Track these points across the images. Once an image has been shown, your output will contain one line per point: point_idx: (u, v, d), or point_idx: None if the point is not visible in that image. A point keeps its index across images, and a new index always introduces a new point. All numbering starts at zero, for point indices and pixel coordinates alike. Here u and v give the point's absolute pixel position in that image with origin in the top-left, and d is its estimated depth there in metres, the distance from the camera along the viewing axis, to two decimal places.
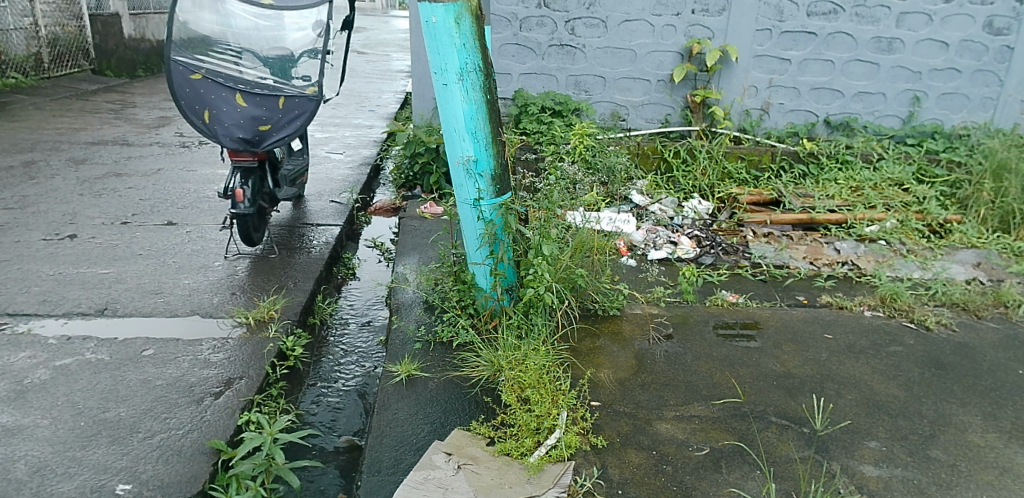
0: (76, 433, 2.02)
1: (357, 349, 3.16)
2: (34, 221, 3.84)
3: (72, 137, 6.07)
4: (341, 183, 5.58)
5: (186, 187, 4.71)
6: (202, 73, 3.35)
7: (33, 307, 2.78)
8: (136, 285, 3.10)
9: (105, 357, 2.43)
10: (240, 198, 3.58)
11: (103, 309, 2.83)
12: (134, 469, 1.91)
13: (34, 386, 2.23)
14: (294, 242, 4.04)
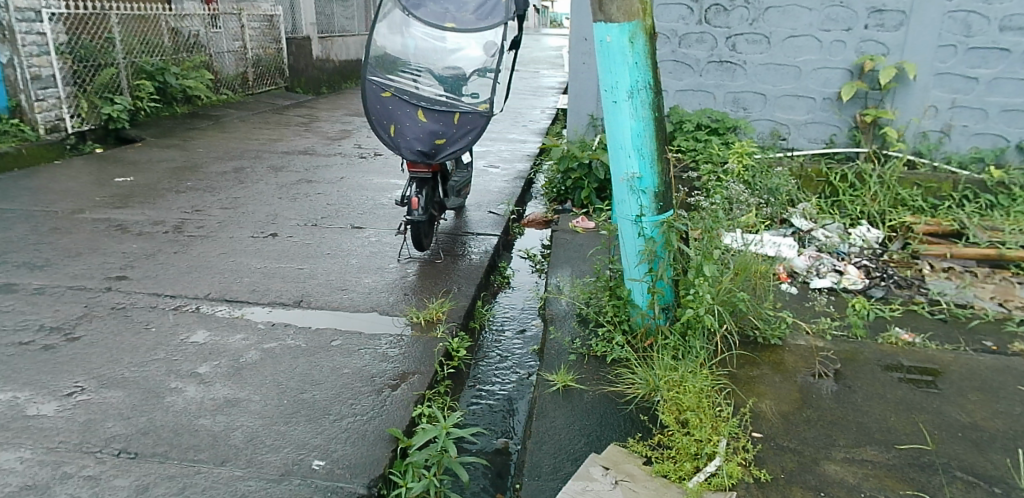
0: (281, 409, 2.26)
1: (513, 355, 3.27)
2: (243, 220, 4.36)
3: (270, 147, 6.82)
4: (498, 195, 5.80)
5: (364, 194, 5.12)
6: (390, 91, 3.70)
7: (245, 295, 3.17)
8: (325, 281, 3.43)
9: (302, 344, 2.71)
10: (415, 206, 3.84)
11: (300, 301, 3.16)
12: (327, 447, 2.08)
13: (248, 364, 2.53)
14: (457, 249, 4.27)
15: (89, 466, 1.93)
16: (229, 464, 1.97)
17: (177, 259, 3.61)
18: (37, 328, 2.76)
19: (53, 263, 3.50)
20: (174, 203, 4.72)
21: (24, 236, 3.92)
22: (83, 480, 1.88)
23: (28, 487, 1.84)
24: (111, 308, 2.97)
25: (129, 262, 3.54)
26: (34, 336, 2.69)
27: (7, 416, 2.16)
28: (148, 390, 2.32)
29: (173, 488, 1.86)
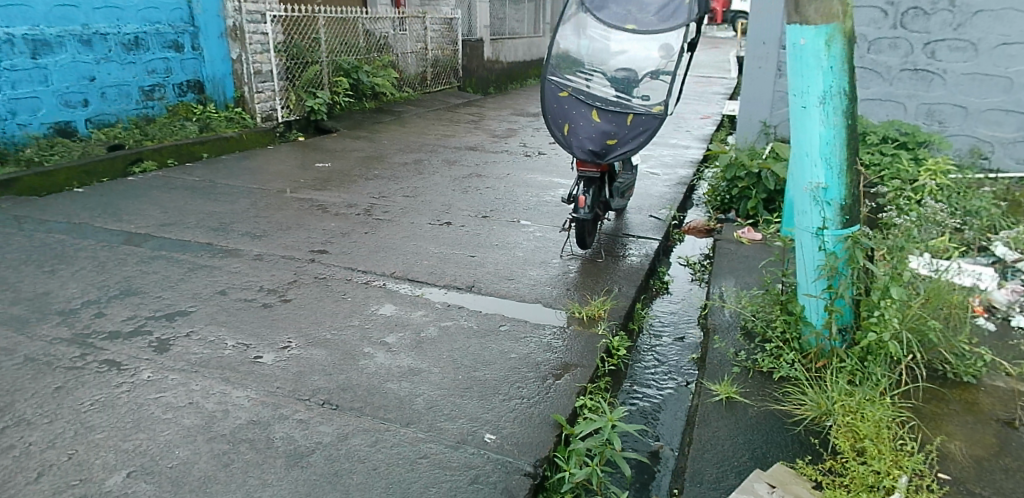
0: (456, 382, 2.42)
1: (671, 361, 3.20)
2: (421, 208, 4.68)
3: (444, 142, 7.23)
4: (660, 200, 5.73)
5: (530, 191, 5.29)
6: (568, 90, 3.79)
7: (424, 277, 3.42)
8: (494, 270, 3.60)
9: (475, 326, 2.89)
10: (581, 204, 3.89)
11: (471, 286, 3.35)
12: (497, 424, 2.20)
13: (428, 339, 2.74)
14: (616, 250, 4.27)
15: (301, 412, 2.20)
16: (412, 426, 2.15)
17: (367, 239, 3.97)
18: (258, 289, 3.19)
19: (268, 235, 4.00)
20: (364, 188, 5.17)
21: (245, 210, 4.50)
22: (296, 422, 2.14)
23: (255, 422, 2.14)
24: (315, 277, 3.36)
25: (328, 239, 3.96)
26: (256, 295, 3.11)
27: (236, 361, 2.52)
28: (345, 352, 2.60)
29: (368, 440, 2.07)
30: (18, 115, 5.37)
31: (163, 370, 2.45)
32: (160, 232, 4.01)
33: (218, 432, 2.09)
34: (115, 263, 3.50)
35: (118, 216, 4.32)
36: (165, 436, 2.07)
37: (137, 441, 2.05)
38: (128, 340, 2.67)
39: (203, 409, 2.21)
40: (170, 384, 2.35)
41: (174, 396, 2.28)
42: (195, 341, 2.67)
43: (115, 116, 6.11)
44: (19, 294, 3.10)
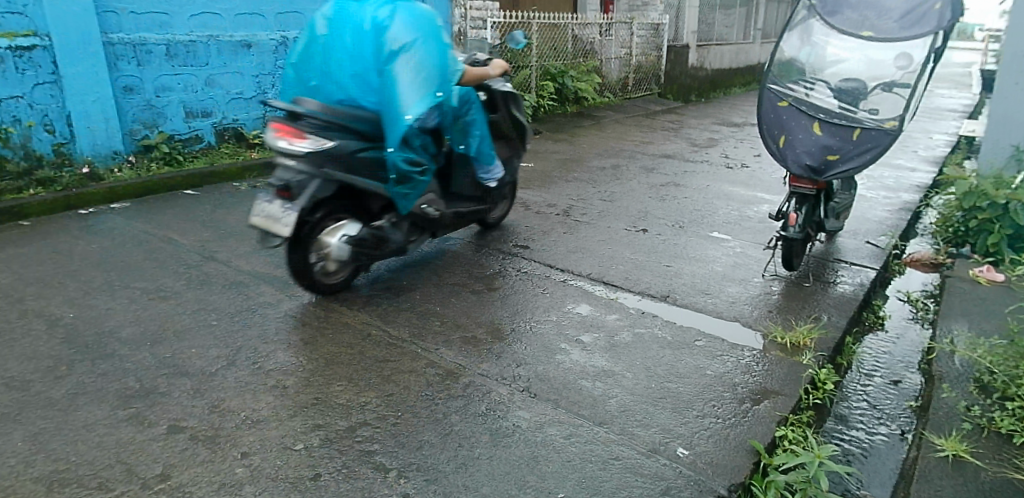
0: (649, 391, 2.42)
1: (884, 405, 2.88)
2: (619, 213, 4.72)
3: (643, 148, 7.19)
4: (880, 226, 5.21)
5: (732, 204, 5.09)
6: (788, 100, 3.55)
7: (620, 281, 3.45)
8: (691, 282, 3.52)
9: (669, 337, 2.85)
10: (791, 222, 3.62)
11: (667, 296, 3.31)
12: (691, 439, 2.16)
13: (621, 343, 2.77)
14: (826, 275, 3.95)
15: (503, 394, 2.39)
16: (604, 427, 2.21)
17: (565, 238, 4.09)
18: (468, 275, 3.49)
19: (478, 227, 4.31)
20: (564, 189, 5.32)
21: None
22: (499, 403, 2.34)
23: (464, 397, 2.37)
24: (517, 271, 3.56)
25: (530, 235, 4.15)
26: (465, 280, 3.42)
27: (449, 338, 2.81)
28: (543, 346, 2.74)
29: (564, 432, 2.17)
30: None
31: (389, 338, 2.81)
32: None
33: (432, 401, 2.36)
34: None
35: None
36: (391, 397, 2.38)
37: (367, 397, 2.39)
38: (361, 307, 3.12)
39: (420, 378, 2.51)
40: (395, 352, 2.69)
41: (398, 363, 2.62)
42: (415, 315, 3.03)
43: None
44: (281, 261, 3.72)
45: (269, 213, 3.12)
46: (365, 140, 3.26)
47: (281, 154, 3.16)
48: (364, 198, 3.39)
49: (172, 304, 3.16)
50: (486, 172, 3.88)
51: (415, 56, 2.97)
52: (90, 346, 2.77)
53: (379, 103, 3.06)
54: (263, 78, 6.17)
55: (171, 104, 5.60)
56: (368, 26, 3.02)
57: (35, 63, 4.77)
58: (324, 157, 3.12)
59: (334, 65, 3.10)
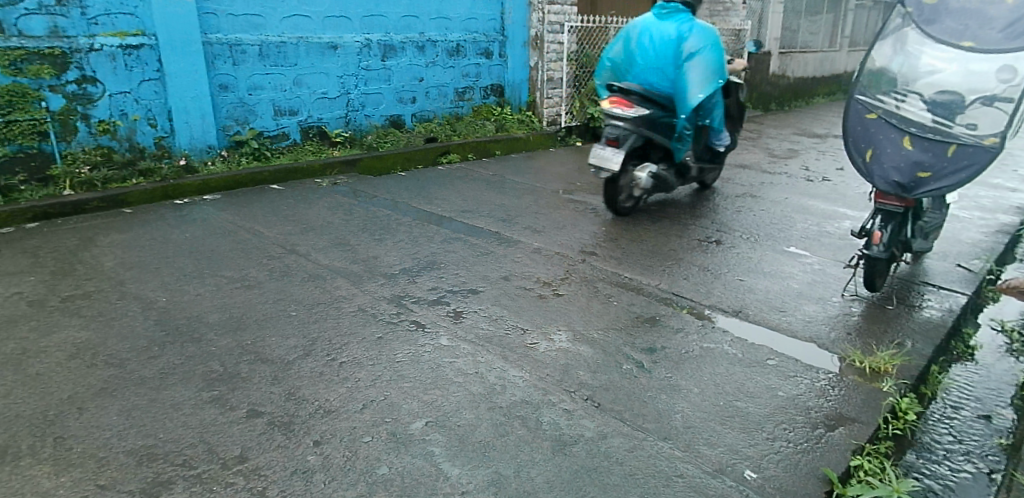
0: (717, 409, 2.37)
1: (972, 439, 2.67)
2: (692, 223, 4.64)
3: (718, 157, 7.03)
4: (973, 248, 4.92)
5: (811, 218, 4.91)
6: (877, 112, 3.39)
7: (690, 293, 3.39)
8: (764, 298, 3.42)
9: (740, 354, 2.78)
10: (876, 240, 3.48)
11: (738, 311, 3.23)
12: (760, 462, 2.10)
13: (689, 357, 2.72)
14: (912, 298, 3.76)
15: (567, 402, 2.39)
16: (670, 443, 2.18)
17: (635, 247, 4.06)
18: (536, 279, 3.51)
19: (547, 231, 4.32)
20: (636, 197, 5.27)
21: (527, 206, 4.90)
22: (562, 410, 2.34)
23: (528, 402, 2.39)
24: (585, 277, 3.55)
25: (599, 242, 4.14)
26: (533, 284, 3.44)
27: (514, 342, 2.83)
28: (609, 355, 2.72)
29: (627, 445, 2.16)
30: (366, 107, 6.57)
31: (457, 338, 2.85)
32: (458, 217, 4.62)
33: (497, 403, 2.39)
34: (425, 240, 4.13)
35: (428, 200, 5.05)
36: (457, 397, 2.42)
37: (434, 396, 2.43)
38: (430, 306, 3.18)
39: (485, 379, 2.54)
40: (462, 352, 2.74)
41: (465, 363, 2.66)
42: (483, 316, 3.06)
43: (433, 112, 7.09)
44: (356, 256, 3.85)
45: (601, 156, 4.90)
46: (664, 112, 5.14)
47: (612, 117, 5.01)
48: (649, 151, 5.29)
49: (255, 293, 3.32)
50: (717, 138, 5.54)
51: (702, 58, 4.86)
52: (180, 330, 2.94)
53: (677, 85, 4.94)
54: (347, 79, 6.36)
55: (262, 102, 5.87)
56: (672, 37, 4.92)
57: (142, 61, 5.14)
58: (641, 122, 4.95)
59: (647, 65, 5.03)
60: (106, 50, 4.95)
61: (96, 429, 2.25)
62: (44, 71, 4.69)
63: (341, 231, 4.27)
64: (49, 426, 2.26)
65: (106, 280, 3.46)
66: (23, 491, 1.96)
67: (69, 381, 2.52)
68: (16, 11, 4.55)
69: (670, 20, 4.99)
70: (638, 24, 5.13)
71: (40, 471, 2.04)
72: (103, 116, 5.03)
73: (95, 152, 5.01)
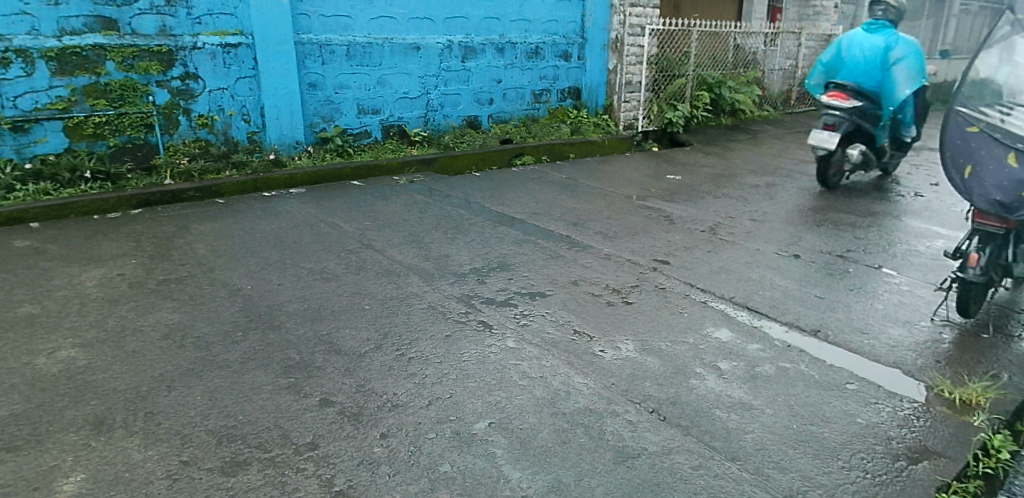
0: (789, 432, 2.29)
1: None
2: (770, 235, 4.48)
3: (802, 168, 6.76)
4: None
5: (900, 236, 4.66)
6: (979, 126, 3.13)
7: (766, 309, 3.28)
8: (846, 319, 3.27)
9: (817, 375, 2.67)
10: (972, 262, 3.26)
11: (817, 331, 3.10)
12: (832, 491, 2.02)
13: (762, 376, 2.64)
14: (1011, 328, 3.47)
15: (631, 413, 2.37)
16: (737, 464, 2.12)
17: (709, 258, 3.96)
18: (605, 286, 3.48)
19: (619, 237, 4.28)
20: (713, 205, 5.14)
21: (600, 211, 4.87)
22: (626, 421, 2.32)
23: (592, 411, 2.38)
24: (656, 286, 3.50)
25: (671, 250, 4.06)
26: (602, 291, 3.41)
27: (581, 348, 2.82)
28: (677, 368, 2.67)
29: (692, 462, 2.12)
30: (445, 108, 6.68)
31: (524, 341, 2.86)
32: (530, 219, 4.64)
33: (561, 409, 2.38)
34: (496, 240, 4.17)
35: (501, 201, 5.10)
36: (521, 400, 2.43)
37: (498, 397, 2.45)
38: (498, 307, 3.20)
39: (549, 384, 2.54)
40: (527, 355, 2.75)
41: (530, 366, 2.67)
42: (550, 320, 3.06)
43: (510, 114, 7.15)
44: (429, 253, 3.93)
45: (819, 138, 5.45)
46: (875, 107, 5.56)
47: (828, 107, 5.53)
48: (854, 135, 5.69)
49: (331, 285, 3.44)
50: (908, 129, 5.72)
51: (907, 65, 5.29)
52: (261, 317, 3.08)
53: (883, 85, 5.39)
54: (428, 79, 6.49)
55: (346, 101, 6.06)
56: (880, 45, 5.36)
57: (240, 59, 5.42)
58: (856, 111, 5.48)
59: (857, 70, 5.51)
60: (208, 49, 5.27)
61: (182, 407, 2.38)
62: (153, 67, 5.08)
63: (415, 229, 4.37)
64: (141, 401, 2.41)
65: (196, 266, 3.65)
66: (114, 461, 2.10)
67: (160, 361, 2.68)
68: (131, 11, 4.95)
69: (878, 34, 5.42)
70: (847, 35, 5.60)
71: (131, 443, 2.18)
72: (202, 110, 5.36)
73: (194, 145, 5.32)
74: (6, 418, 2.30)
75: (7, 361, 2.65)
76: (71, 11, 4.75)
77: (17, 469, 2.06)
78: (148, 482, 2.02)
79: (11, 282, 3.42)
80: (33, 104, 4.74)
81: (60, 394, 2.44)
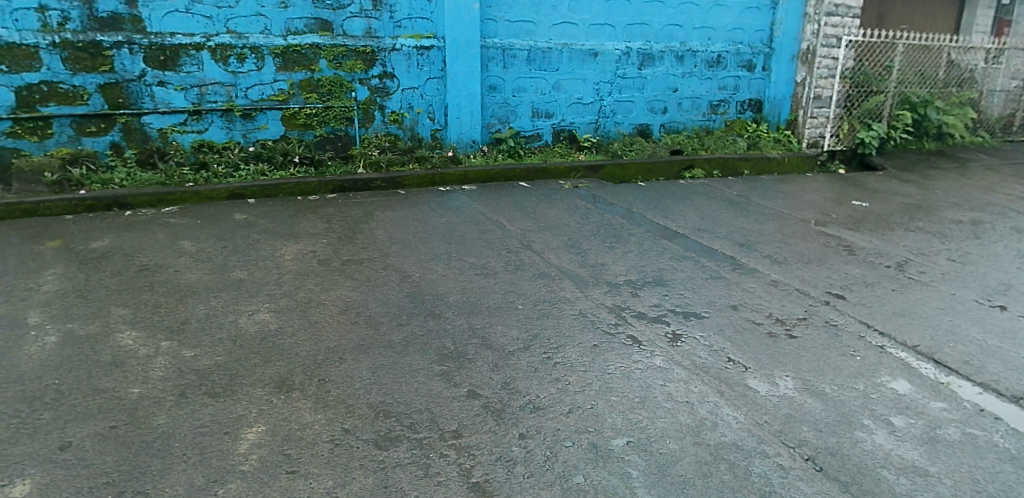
0: None
1: None
2: (972, 280, 3.98)
3: (1021, 204, 5.91)
4: None
5: None
6: None
7: (955, 364, 2.93)
8: None
9: (1013, 450, 2.35)
10: None
11: (1020, 397, 2.70)
12: None
13: (942, 440, 2.38)
14: None
15: (783, 457, 2.25)
16: None
17: (892, 297, 3.62)
18: (768, 315, 3.31)
19: (789, 264, 4.05)
20: (902, 239, 4.68)
21: (772, 233, 4.63)
22: (776, 465, 2.21)
23: (738, 447, 2.29)
24: (826, 322, 3.27)
25: (848, 285, 3.76)
26: (764, 320, 3.25)
27: (733, 378, 2.72)
28: (842, 416, 2.49)
29: None
30: (617, 115, 6.69)
31: (672, 362, 2.82)
32: (692, 235, 4.53)
33: (705, 440, 2.32)
34: (655, 254, 4.11)
35: (665, 213, 5.01)
36: (665, 424, 2.40)
37: (640, 416, 2.44)
38: (650, 323, 3.17)
39: (696, 412, 2.48)
40: (676, 377, 2.70)
41: (676, 389, 2.62)
42: (702, 344, 2.98)
43: (683, 124, 6.99)
44: (586, 260, 3.97)
45: None
46: None
47: None
48: None
49: (490, 282, 3.60)
50: None
51: None
52: (424, 304, 3.30)
53: None
54: (603, 86, 6.52)
55: (523, 104, 6.27)
56: None
57: (431, 60, 5.80)
58: None
59: None
60: (404, 50, 5.70)
61: (349, 379, 2.63)
62: (357, 66, 5.59)
63: (575, 234, 4.43)
64: (316, 369, 2.69)
65: (374, 250, 3.99)
66: (290, 419, 2.38)
67: (335, 334, 2.97)
68: (344, 14, 5.48)
69: None
70: None
71: (303, 405, 2.45)
72: (394, 107, 5.82)
73: (384, 138, 5.81)
74: (211, 367, 2.68)
75: (217, 317, 3.08)
76: (297, 13, 5.35)
77: (214, 413, 2.39)
78: (314, 444, 2.26)
79: (226, 248, 3.96)
80: (259, 95, 5.41)
81: (254, 352, 2.80)
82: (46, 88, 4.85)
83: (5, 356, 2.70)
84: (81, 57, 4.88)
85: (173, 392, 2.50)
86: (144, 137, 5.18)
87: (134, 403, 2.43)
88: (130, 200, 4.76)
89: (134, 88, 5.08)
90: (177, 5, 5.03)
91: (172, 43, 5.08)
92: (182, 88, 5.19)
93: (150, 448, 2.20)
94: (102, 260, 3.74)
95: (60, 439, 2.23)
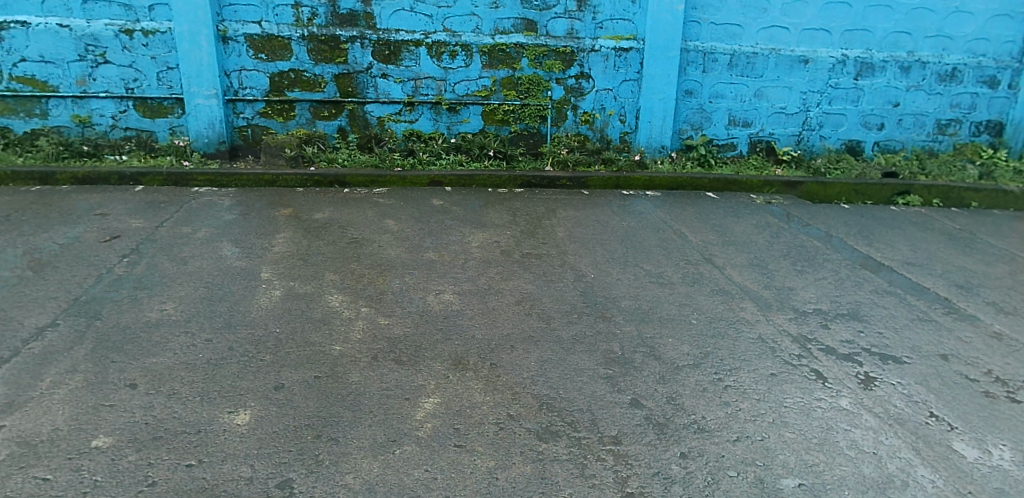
0: None
1: None
2: None
3: None
4: None
5: None
6: None
7: None
8: None
9: None
10: None
11: None
12: None
13: None
14: None
15: None
16: None
17: None
18: (985, 371, 2.94)
19: (1019, 316, 3.54)
20: None
21: (999, 277, 4.09)
22: None
23: None
24: None
25: None
26: (981, 377, 2.89)
27: (934, 437, 2.47)
28: None
29: None
30: (824, 128, 6.23)
31: (861, 406, 2.61)
32: (900, 268, 4.13)
33: None
34: (853, 285, 3.81)
35: (871, 242, 4.61)
36: (845, 474, 2.25)
37: (816, 459, 2.31)
38: (839, 360, 2.96)
39: (883, 465, 2.30)
40: (864, 424, 2.51)
41: (863, 437, 2.44)
42: (900, 392, 2.73)
43: (901, 143, 6.35)
44: (771, 282, 3.79)
45: None
46: None
47: None
48: None
49: (665, 292, 3.57)
50: None
51: None
52: (597, 305, 3.37)
53: None
54: (811, 96, 6.11)
55: (719, 111, 6.07)
56: None
57: (629, 62, 5.82)
58: None
59: None
60: (603, 51, 5.78)
61: (519, 367, 2.77)
62: (556, 66, 5.77)
63: (763, 253, 4.23)
64: (490, 353, 2.87)
65: (554, 246, 4.12)
66: (463, 396, 2.56)
67: (511, 322, 3.14)
68: (549, 14, 5.67)
69: None
70: None
71: (475, 386, 2.63)
72: (588, 107, 5.92)
73: (575, 138, 5.95)
74: (400, 337, 2.96)
75: (409, 293, 3.39)
76: (506, 13, 5.63)
77: (399, 379, 2.65)
78: (481, 423, 2.42)
79: (423, 230, 4.31)
80: (465, 90, 5.77)
81: (437, 329, 3.05)
82: (293, 75, 5.58)
83: (241, 302, 3.20)
84: (322, 49, 5.54)
85: (367, 355, 2.81)
86: (365, 123, 5.77)
87: (335, 359, 2.76)
88: (348, 179, 5.34)
89: (362, 78, 5.65)
90: (404, 4, 5.52)
91: (396, 39, 5.57)
92: (401, 81, 5.68)
93: (345, 401, 2.50)
94: (322, 229, 4.25)
95: (277, 381, 2.60)
